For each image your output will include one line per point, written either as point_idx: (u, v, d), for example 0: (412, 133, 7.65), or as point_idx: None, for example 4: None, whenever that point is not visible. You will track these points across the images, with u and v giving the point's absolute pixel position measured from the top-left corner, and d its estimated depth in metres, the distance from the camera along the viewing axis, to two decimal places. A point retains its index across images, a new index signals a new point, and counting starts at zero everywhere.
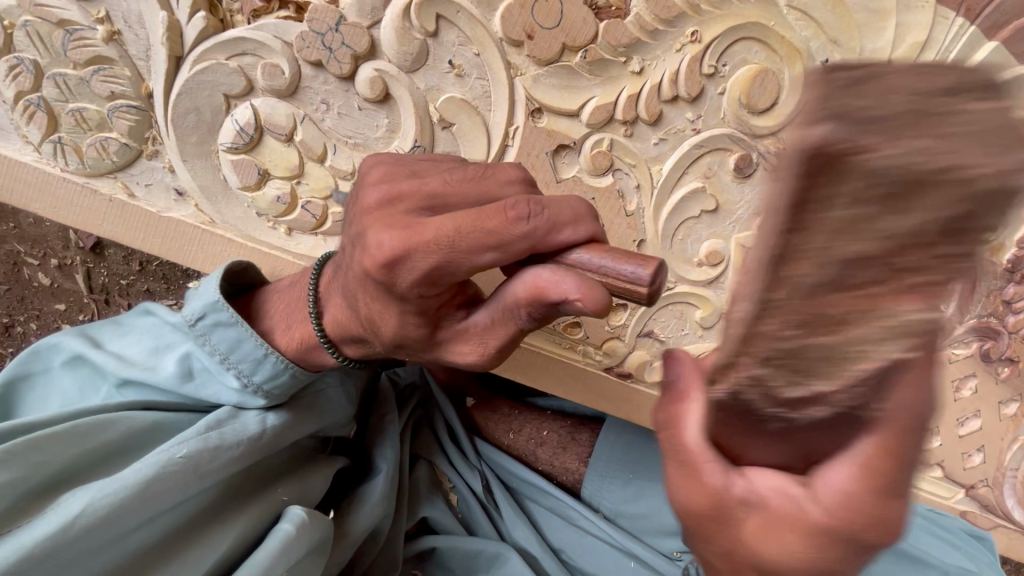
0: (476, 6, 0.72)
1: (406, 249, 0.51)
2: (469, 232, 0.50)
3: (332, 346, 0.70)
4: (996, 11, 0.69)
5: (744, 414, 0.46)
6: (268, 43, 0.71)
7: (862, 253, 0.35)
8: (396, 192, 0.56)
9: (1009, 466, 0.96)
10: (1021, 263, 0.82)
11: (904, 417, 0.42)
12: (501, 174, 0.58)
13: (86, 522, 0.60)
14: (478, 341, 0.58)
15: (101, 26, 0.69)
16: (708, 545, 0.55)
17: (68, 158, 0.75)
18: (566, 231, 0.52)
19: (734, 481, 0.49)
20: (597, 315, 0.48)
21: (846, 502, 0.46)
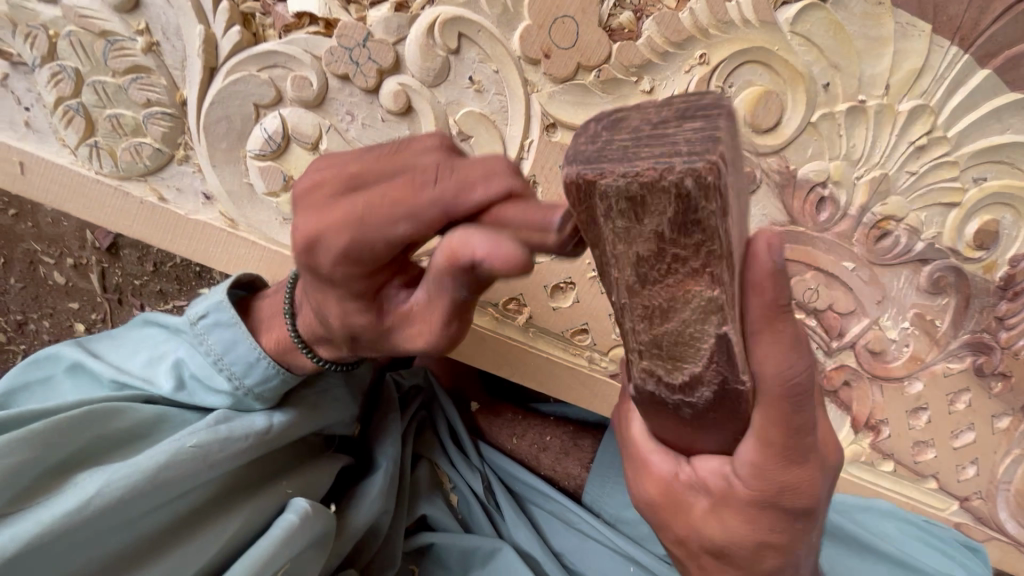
0: (497, 25, 0.76)
1: (316, 235, 0.52)
2: (375, 213, 0.49)
3: (308, 349, 0.73)
4: (988, 41, 0.75)
5: (653, 404, 0.48)
6: (298, 57, 0.75)
7: (779, 266, 0.39)
8: (320, 173, 0.53)
9: (1001, 479, 0.99)
10: (1013, 280, 0.87)
11: (775, 387, 0.42)
12: (422, 145, 0.50)
13: (103, 501, 0.63)
14: (427, 320, 0.58)
15: (141, 37, 0.73)
16: (665, 532, 0.57)
17: (103, 161, 0.78)
18: (477, 190, 0.46)
19: (681, 468, 0.52)
20: (512, 279, 0.45)
21: (758, 473, 0.47)
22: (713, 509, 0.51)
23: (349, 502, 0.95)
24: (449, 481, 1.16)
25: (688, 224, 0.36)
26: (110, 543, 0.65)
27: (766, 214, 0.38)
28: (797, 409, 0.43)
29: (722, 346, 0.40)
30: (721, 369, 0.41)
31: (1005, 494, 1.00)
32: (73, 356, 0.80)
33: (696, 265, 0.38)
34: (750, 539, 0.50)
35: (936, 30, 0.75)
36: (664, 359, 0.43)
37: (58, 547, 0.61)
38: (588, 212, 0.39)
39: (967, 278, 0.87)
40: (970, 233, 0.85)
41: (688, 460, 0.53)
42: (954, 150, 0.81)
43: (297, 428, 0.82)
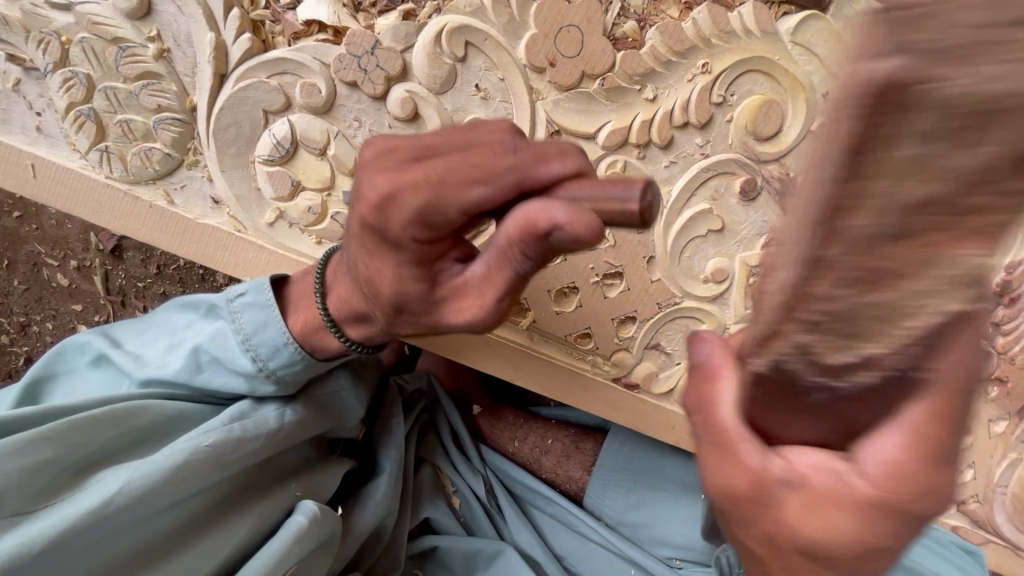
0: (503, 34, 0.78)
1: (393, 190, 0.55)
2: (458, 170, 0.53)
3: (337, 329, 0.73)
4: None
5: (783, 390, 0.43)
6: (307, 64, 0.76)
7: (925, 199, 0.30)
8: (393, 144, 0.58)
9: (998, 482, 1.00)
10: (1010, 286, 0.90)
11: (955, 378, 0.43)
12: (492, 129, 0.55)
13: (125, 497, 0.64)
14: (477, 296, 0.58)
15: (153, 44, 0.74)
16: (750, 530, 0.55)
17: (113, 165, 0.79)
18: (554, 163, 0.52)
19: (771, 462, 0.50)
20: (586, 240, 0.47)
21: (893, 468, 0.48)
22: (807, 506, 0.50)
23: (354, 505, 0.96)
24: (451, 484, 1.17)
25: (934, 202, 0.30)
26: (125, 541, 0.65)
27: (907, 149, 0.29)
28: (959, 399, 0.45)
29: (856, 316, 0.35)
30: (911, 353, 0.38)
31: (1001, 497, 1.01)
32: (100, 347, 0.81)
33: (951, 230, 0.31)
34: (860, 539, 0.50)
35: None
36: (837, 338, 0.37)
37: (79, 546, 0.61)
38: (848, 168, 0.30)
39: None
40: None
41: (777, 452, 0.51)
42: None
43: (306, 430, 0.83)
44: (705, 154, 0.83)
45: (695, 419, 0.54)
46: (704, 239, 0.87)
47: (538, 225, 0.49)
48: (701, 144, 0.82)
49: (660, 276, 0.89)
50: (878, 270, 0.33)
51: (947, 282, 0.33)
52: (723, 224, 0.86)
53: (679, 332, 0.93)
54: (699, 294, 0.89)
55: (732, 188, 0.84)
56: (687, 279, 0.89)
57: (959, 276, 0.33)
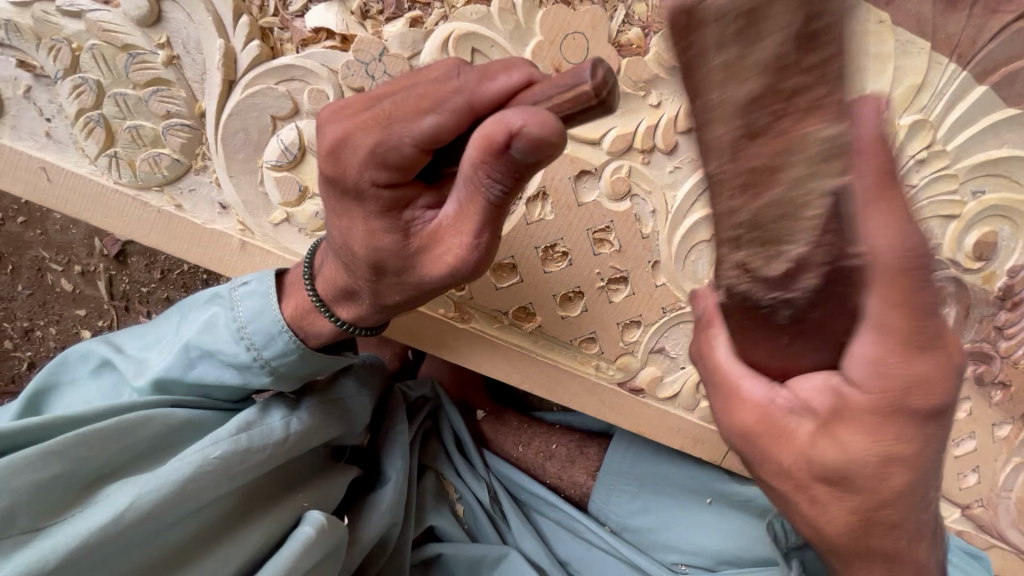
0: (510, 42, 0.78)
1: (347, 137, 0.57)
2: (407, 99, 0.54)
3: (327, 309, 0.74)
4: None
5: (750, 311, 0.49)
6: (315, 70, 0.76)
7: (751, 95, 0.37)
8: (347, 99, 0.60)
9: (1002, 487, 1.06)
10: (1012, 292, 0.96)
11: (894, 260, 0.41)
12: (436, 66, 0.56)
13: (134, 512, 0.64)
14: (456, 232, 0.57)
15: (162, 51, 0.74)
16: (768, 465, 0.61)
17: (122, 171, 0.79)
18: (499, 78, 0.52)
19: (777, 394, 0.57)
20: (546, 139, 0.46)
21: (879, 367, 0.48)
22: (820, 430, 0.55)
23: (359, 514, 0.96)
24: (455, 490, 1.17)
25: (810, 37, 0.35)
26: (137, 554, 0.67)
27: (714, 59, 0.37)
28: (919, 283, 0.43)
29: (766, 221, 0.42)
30: (831, 243, 0.41)
31: (1005, 502, 1.07)
32: (105, 353, 0.81)
33: (815, 98, 0.36)
34: (873, 450, 0.53)
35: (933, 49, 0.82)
36: (759, 243, 0.43)
37: (88, 560, 0.62)
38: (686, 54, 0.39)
39: (967, 289, 0.96)
40: (968, 244, 0.93)
41: (785, 385, 0.58)
42: (952, 164, 0.89)
43: (312, 439, 0.83)
44: None
45: (703, 369, 0.64)
46: (709, 244, 0.87)
47: (500, 138, 0.47)
48: None
49: (665, 280, 0.90)
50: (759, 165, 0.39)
51: (814, 154, 0.38)
52: None
53: (684, 337, 0.93)
54: None
55: None
56: (692, 283, 0.89)
57: (827, 143, 0.37)
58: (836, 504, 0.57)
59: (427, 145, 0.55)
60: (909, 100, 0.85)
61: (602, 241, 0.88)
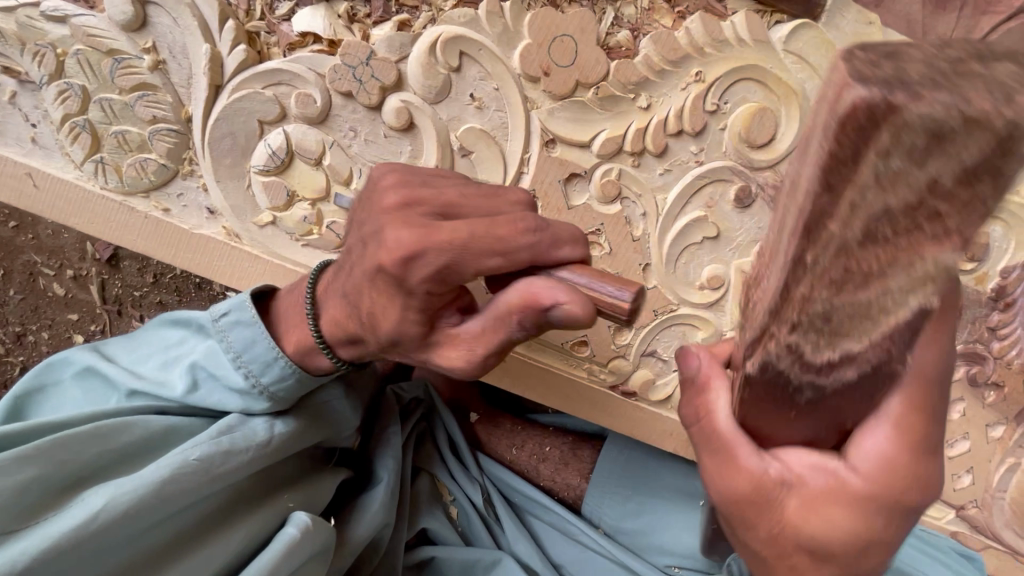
0: (497, 44, 0.78)
1: (420, 248, 0.54)
2: (481, 239, 0.53)
3: (328, 349, 0.72)
4: None
5: (771, 387, 0.49)
6: (302, 74, 0.76)
7: (897, 205, 0.36)
8: (416, 197, 0.59)
9: (997, 487, 1.06)
10: (1004, 292, 0.97)
11: (925, 372, 0.48)
12: (510, 192, 0.61)
13: (111, 513, 0.63)
14: (467, 349, 0.59)
15: (148, 56, 0.74)
16: (753, 532, 0.59)
17: (108, 176, 0.79)
18: (565, 248, 0.55)
19: (770, 464, 0.55)
20: (583, 322, 0.50)
21: (883, 463, 0.53)
22: (809, 506, 0.55)
23: (349, 516, 0.95)
24: (448, 493, 1.16)
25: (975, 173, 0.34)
26: (112, 558, 0.65)
27: (876, 165, 0.34)
28: (933, 396, 0.50)
29: (836, 315, 0.41)
30: (887, 350, 0.43)
31: (1000, 502, 1.06)
32: (89, 360, 0.81)
33: (947, 227, 0.36)
34: (855, 535, 0.55)
35: None
36: (819, 336, 0.43)
37: (62, 563, 0.61)
38: (849, 153, 0.34)
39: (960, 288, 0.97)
40: None
41: (773, 453, 0.57)
42: None
43: (297, 442, 0.83)
44: (700, 162, 0.84)
45: (696, 431, 0.60)
46: (700, 246, 0.87)
47: (542, 299, 0.51)
48: (695, 151, 0.83)
49: (657, 283, 0.90)
50: (849, 275, 0.39)
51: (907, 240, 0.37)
52: (718, 231, 0.86)
53: (676, 339, 0.93)
54: (695, 301, 0.89)
55: (726, 196, 0.85)
56: (683, 286, 0.89)
57: (924, 275, 0.38)
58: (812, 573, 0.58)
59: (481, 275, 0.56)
60: None
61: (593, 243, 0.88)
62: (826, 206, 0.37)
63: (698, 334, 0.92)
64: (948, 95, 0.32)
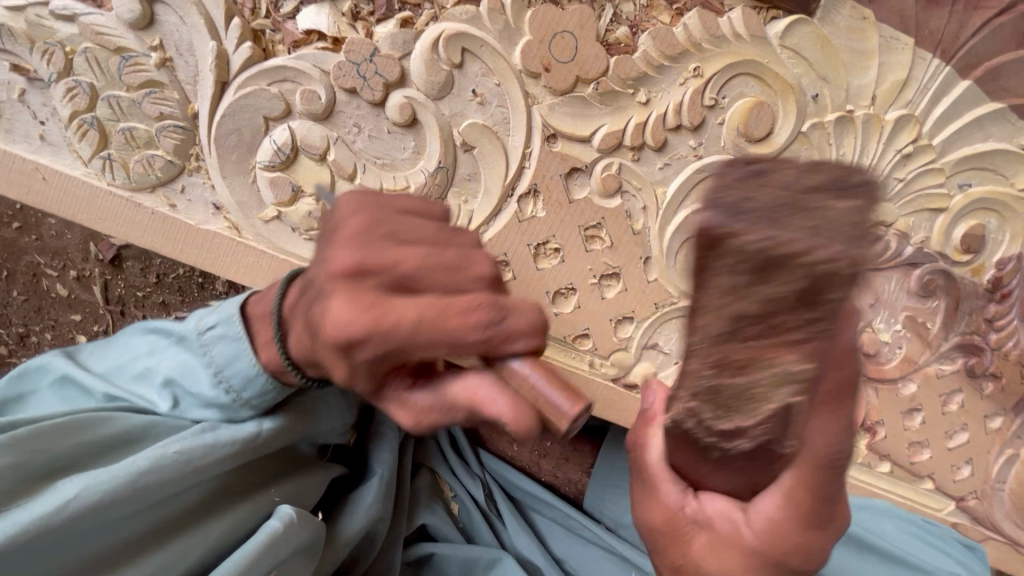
0: (499, 41, 0.80)
1: (361, 338, 0.46)
2: (434, 330, 0.45)
3: (295, 371, 0.68)
4: (968, 55, 0.89)
5: (687, 442, 0.51)
6: (307, 71, 0.77)
7: (743, 312, 0.40)
8: (369, 262, 0.48)
9: (996, 479, 1.09)
10: (1000, 284, 1.01)
11: (821, 458, 0.48)
12: (475, 262, 0.51)
13: (81, 505, 0.64)
14: (411, 426, 0.52)
15: (155, 53, 0.75)
16: (662, 560, 0.70)
17: (116, 172, 0.79)
18: (521, 340, 0.46)
19: (688, 503, 0.62)
20: (520, 438, 0.45)
21: (770, 526, 0.57)
22: (713, 542, 0.62)
23: (343, 511, 0.95)
24: (449, 488, 1.17)
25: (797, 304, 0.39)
26: (86, 546, 0.66)
27: (721, 275, 0.40)
28: (831, 478, 0.50)
29: (721, 393, 0.44)
30: (772, 435, 0.45)
31: (999, 494, 1.09)
32: (65, 368, 0.81)
33: (799, 337, 0.40)
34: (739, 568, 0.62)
35: (917, 44, 0.88)
36: (717, 406, 0.45)
37: (30, 551, 0.62)
38: (703, 261, 0.41)
39: (957, 281, 1.00)
40: (956, 237, 0.98)
41: (696, 495, 0.62)
42: (940, 158, 0.93)
43: (286, 437, 0.83)
44: (699, 156, 0.88)
45: (631, 458, 0.68)
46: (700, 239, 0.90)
47: (490, 407, 0.46)
48: (694, 145, 0.87)
49: (657, 276, 0.91)
50: (740, 360, 0.42)
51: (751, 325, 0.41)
52: None
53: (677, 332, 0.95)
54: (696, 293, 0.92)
55: None
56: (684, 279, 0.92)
57: (799, 374, 0.41)
58: None
59: (423, 360, 0.49)
60: (894, 96, 0.90)
61: (594, 237, 0.89)
62: (701, 297, 0.42)
63: None
64: (801, 229, 0.39)
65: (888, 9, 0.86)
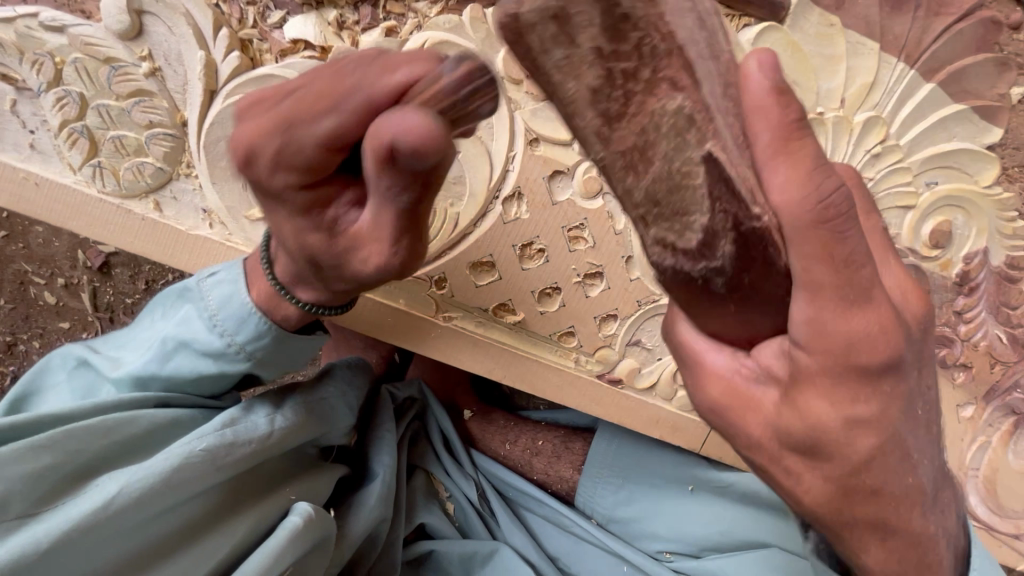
0: (481, 49, 0.83)
1: (252, 137, 0.54)
2: (307, 97, 0.52)
3: (289, 291, 0.74)
4: (930, 59, 0.93)
5: (689, 286, 0.54)
6: (295, 79, 0.79)
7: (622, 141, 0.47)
8: (257, 95, 0.57)
9: (970, 465, 1.14)
10: (966, 278, 1.06)
11: (809, 210, 0.44)
12: (349, 56, 0.53)
13: (124, 500, 0.66)
14: (373, 240, 0.57)
15: (144, 63, 0.76)
16: (736, 440, 0.63)
17: (106, 180, 0.80)
18: (403, 70, 0.48)
19: (743, 362, 0.60)
20: (428, 144, 0.46)
21: (819, 329, 0.49)
22: (783, 398, 0.56)
23: (348, 511, 0.97)
24: (444, 488, 1.20)
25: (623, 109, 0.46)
26: (122, 545, 0.68)
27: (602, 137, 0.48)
28: (839, 230, 0.45)
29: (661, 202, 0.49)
30: (724, 209, 0.48)
31: (973, 479, 1.15)
32: (85, 354, 0.83)
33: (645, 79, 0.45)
34: (837, 418, 0.52)
35: (883, 50, 0.92)
36: (669, 220, 0.50)
37: (77, 547, 0.64)
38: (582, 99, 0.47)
39: (927, 276, 1.05)
40: (925, 233, 1.03)
41: (749, 352, 0.60)
42: (907, 157, 0.98)
43: (298, 435, 0.84)
44: None
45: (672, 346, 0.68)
46: None
47: (393, 141, 0.47)
48: None
49: (639, 274, 0.94)
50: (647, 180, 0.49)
51: (671, 124, 0.46)
52: None
53: (660, 328, 0.98)
54: None
55: None
56: None
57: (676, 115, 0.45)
58: (810, 475, 0.58)
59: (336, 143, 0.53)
60: (863, 98, 0.93)
61: (577, 238, 0.92)
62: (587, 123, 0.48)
63: None
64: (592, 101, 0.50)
65: (853, 16, 0.90)
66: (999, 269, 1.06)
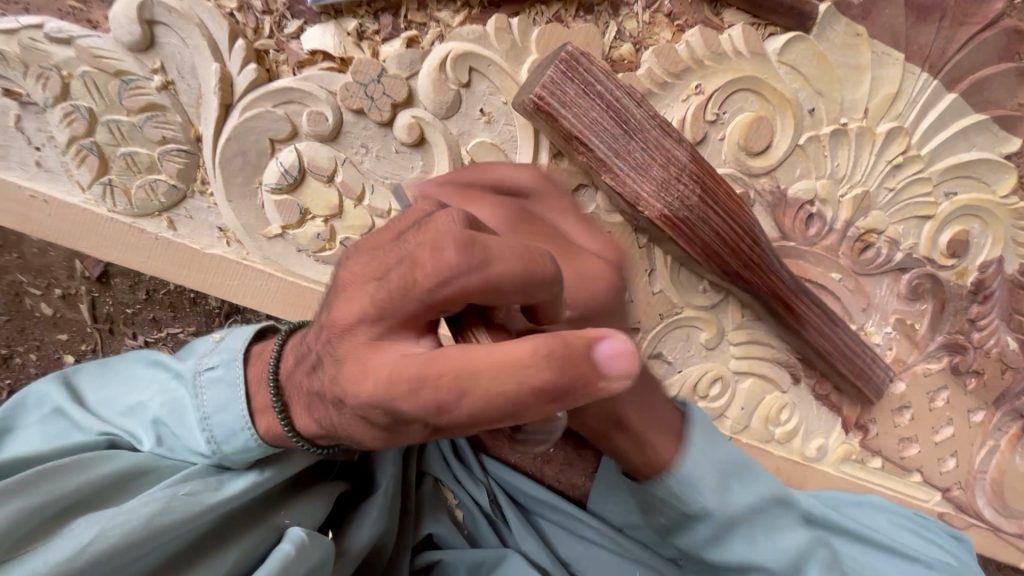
0: (506, 60, 0.80)
1: (414, 423, 0.43)
2: (496, 418, 0.40)
3: (284, 409, 0.61)
4: (953, 69, 0.93)
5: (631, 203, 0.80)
6: (314, 93, 0.76)
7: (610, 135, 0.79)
8: (375, 308, 0.43)
9: (978, 469, 1.15)
10: (981, 286, 1.06)
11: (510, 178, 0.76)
12: (504, 275, 0.42)
13: (96, 550, 0.55)
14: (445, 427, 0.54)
15: (157, 76, 0.73)
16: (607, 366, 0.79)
17: (117, 200, 0.77)
18: (589, 351, 0.38)
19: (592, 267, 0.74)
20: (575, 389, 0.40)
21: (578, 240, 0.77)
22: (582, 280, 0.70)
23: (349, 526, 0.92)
24: (452, 495, 1.18)
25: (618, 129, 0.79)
26: None
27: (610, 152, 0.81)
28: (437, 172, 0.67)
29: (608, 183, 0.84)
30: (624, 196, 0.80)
31: (981, 483, 1.16)
32: (59, 400, 0.73)
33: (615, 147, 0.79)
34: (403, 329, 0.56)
35: (907, 60, 0.92)
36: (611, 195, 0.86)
37: None
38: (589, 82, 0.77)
39: (942, 284, 1.05)
40: (942, 243, 1.03)
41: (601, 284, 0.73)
42: (927, 167, 0.98)
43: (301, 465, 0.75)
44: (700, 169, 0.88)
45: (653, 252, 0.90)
46: None
47: (471, 393, 0.39)
48: None
49: (662, 287, 0.94)
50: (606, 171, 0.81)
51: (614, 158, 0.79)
52: None
53: (681, 341, 0.99)
54: (699, 303, 0.96)
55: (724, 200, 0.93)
56: (689, 291, 0.96)
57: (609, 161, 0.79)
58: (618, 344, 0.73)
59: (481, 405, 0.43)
60: (885, 109, 0.93)
61: None
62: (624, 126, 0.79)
63: (702, 334, 0.99)
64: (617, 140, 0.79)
65: (879, 26, 0.89)
66: (1011, 277, 1.06)
